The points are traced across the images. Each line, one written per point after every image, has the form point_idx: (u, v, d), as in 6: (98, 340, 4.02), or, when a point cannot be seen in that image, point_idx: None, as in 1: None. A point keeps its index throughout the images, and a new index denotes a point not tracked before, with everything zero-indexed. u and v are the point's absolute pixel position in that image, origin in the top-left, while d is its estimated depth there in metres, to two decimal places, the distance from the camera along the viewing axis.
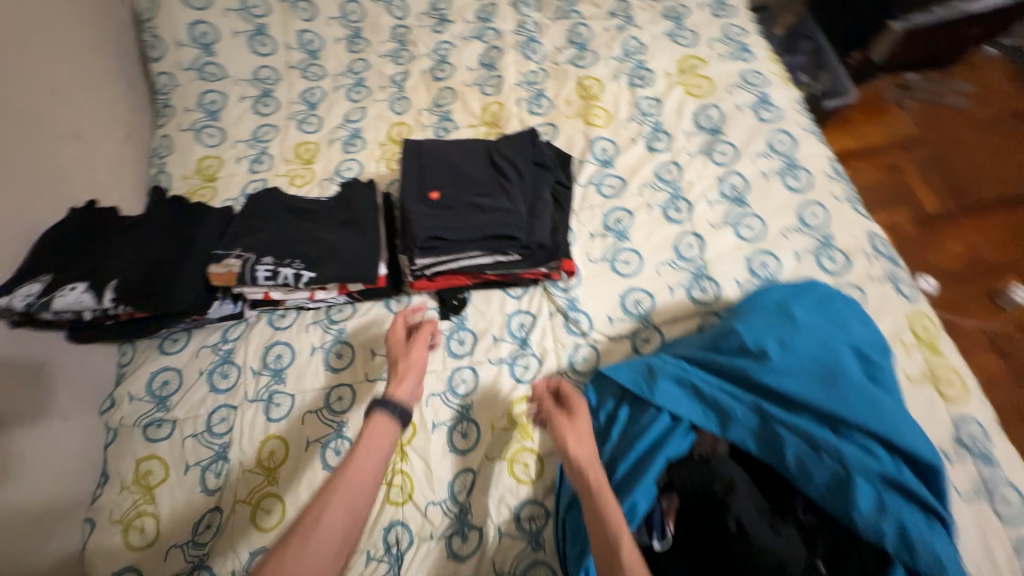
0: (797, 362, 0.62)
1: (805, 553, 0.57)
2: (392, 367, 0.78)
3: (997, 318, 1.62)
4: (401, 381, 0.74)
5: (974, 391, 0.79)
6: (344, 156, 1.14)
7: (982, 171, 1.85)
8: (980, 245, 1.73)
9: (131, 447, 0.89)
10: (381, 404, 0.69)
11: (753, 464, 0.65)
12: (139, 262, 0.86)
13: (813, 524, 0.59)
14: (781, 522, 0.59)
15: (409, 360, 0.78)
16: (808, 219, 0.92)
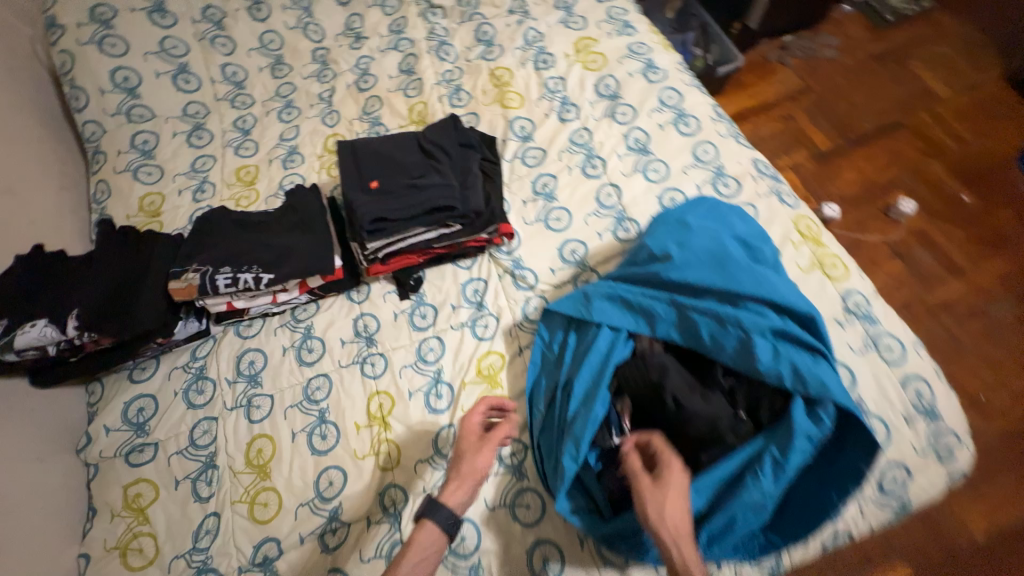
0: (695, 257, 0.75)
1: (729, 407, 0.69)
2: (456, 460, 0.80)
3: (894, 230, 1.86)
4: (457, 486, 0.77)
5: (853, 269, 0.95)
6: (285, 172, 1.20)
7: (859, 107, 2.12)
8: (869, 170, 1.99)
9: (116, 476, 0.90)
10: (429, 513, 0.74)
11: (680, 352, 0.76)
12: (96, 291, 0.89)
13: (733, 385, 0.71)
14: (709, 390, 0.71)
15: (472, 462, 0.79)
16: (702, 156, 1.07)
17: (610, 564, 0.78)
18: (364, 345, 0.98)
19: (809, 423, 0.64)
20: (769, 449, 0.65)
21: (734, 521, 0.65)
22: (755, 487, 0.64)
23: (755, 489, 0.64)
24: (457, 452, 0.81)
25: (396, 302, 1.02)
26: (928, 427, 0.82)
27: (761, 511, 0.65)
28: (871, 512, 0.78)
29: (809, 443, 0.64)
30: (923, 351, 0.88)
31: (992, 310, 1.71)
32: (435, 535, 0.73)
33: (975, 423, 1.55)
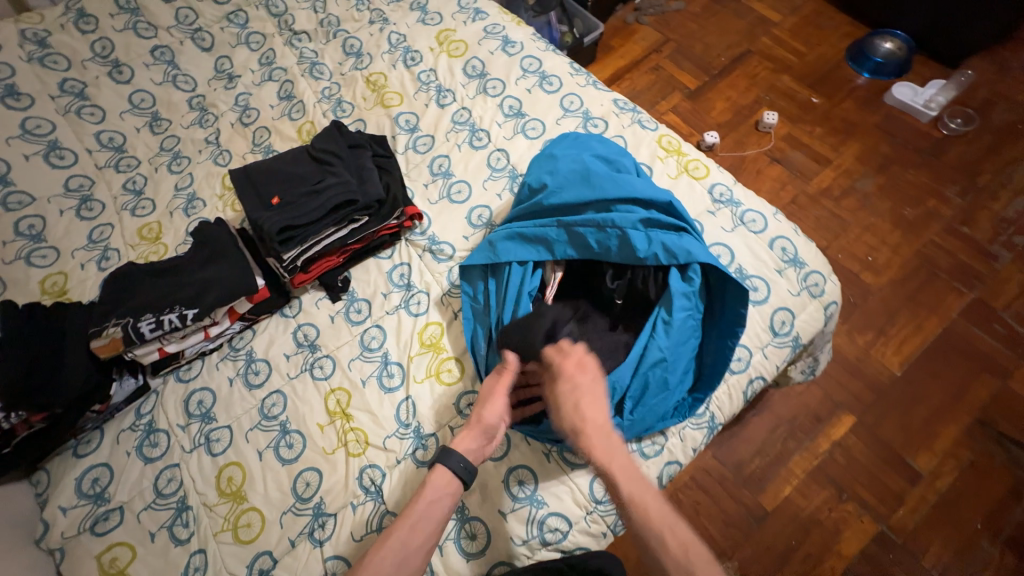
0: (566, 180, 0.89)
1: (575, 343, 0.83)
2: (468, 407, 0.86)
3: (767, 141, 2.11)
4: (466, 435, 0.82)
5: (714, 167, 1.11)
6: (189, 219, 1.21)
7: (713, 45, 2.38)
8: (734, 96, 2.24)
9: (86, 550, 0.89)
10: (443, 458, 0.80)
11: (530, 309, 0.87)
12: (10, 364, 0.85)
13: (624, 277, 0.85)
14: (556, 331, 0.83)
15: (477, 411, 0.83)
16: (569, 106, 1.20)
17: (575, 466, 0.86)
18: (309, 352, 1.02)
19: (684, 285, 0.80)
20: (659, 314, 0.81)
21: (647, 380, 0.80)
22: (652, 344, 0.79)
23: (653, 346, 0.79)
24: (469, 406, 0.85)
25: (330, 306, 1.06)
26: (799, 274, 0.97)
27: (665, 365, 0.80)
28: (773, 354, 0.93)
29: (686, 300, 0.80)
30: (782, 216, 1.04)
31: (858, 185, 1.98)
32: (448, 479, 0.79)
33: (870, 280, 1.80)
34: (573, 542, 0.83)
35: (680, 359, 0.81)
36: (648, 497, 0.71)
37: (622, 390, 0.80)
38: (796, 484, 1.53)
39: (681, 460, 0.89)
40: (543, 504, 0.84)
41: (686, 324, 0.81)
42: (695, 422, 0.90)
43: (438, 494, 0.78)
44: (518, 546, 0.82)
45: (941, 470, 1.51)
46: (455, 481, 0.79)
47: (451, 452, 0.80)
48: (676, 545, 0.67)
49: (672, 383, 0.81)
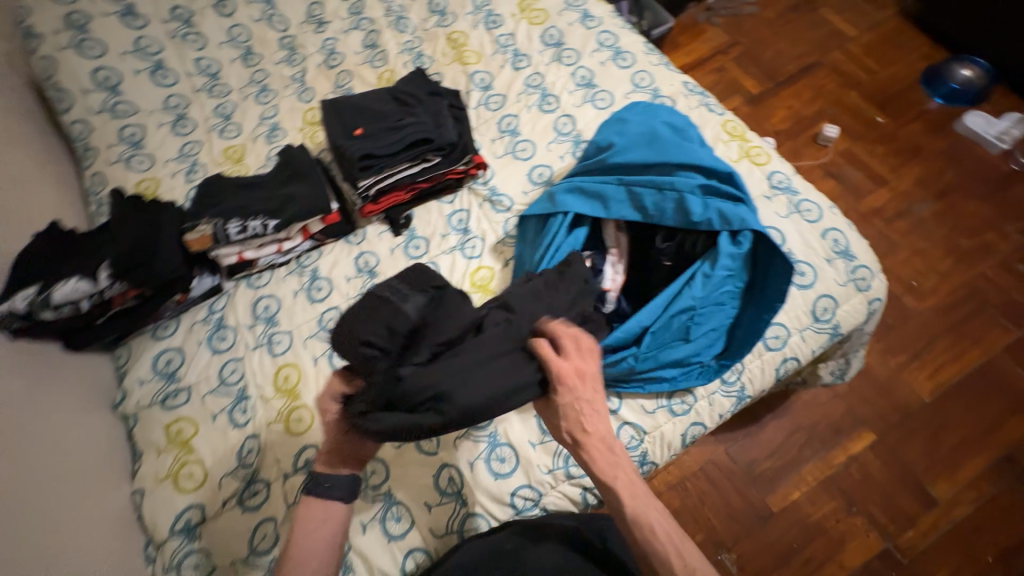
0: (632, 141, 0.93)
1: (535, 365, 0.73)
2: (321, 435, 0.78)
3: (825, 155, 2.08)
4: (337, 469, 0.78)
5: (774, 156, 1.13)
6: (271, 145, 1.31)
7: (783, 53, 2.35)
8: (797, 106, 2.21)
9: (156, 419, 0.99)
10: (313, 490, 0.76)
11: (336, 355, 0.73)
12: (122, 241, 0.97)
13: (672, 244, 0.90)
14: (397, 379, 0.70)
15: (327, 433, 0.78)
16: (639, 82, 1.24)
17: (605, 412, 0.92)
18: (368, 278, 1.10)
19: (732, 248, 0.83)
20: (701, 267, 0.85)
21: (670, 324, 0.86)
22: (687, 292, 0.85)
23: (687, 293, 0.84)
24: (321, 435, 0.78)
25: (391, 239, 1.14)
26: (847, 266, 0.99)
27: (692, 313, 0.85)
28: (811, 337, 0.97)
29: (731, 261, 0.83)
30: (838, 211, 1.06)
31: (914, 209, 1.93)
32: (321, 505, 0.76)
33: (912, 304, 1.77)
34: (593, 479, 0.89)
35: (709, 316, 0.87)
36: (651, 512, 0.72)
37: (644, 324, 0.86)
38: (806, 490, 1.53)
39: (706, 423, 0.93)
40: None
41: (725, 283, 0.85)
42: (726, 390, 0.93)
43: (318, 521, 0.75)
44: (545, 475, 0.89)
45: (960, 499, 1.49)
46: (329, 504, 0.76)
47: (319, 477, 0.77)
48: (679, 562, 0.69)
49: (693, 334, 0.87)
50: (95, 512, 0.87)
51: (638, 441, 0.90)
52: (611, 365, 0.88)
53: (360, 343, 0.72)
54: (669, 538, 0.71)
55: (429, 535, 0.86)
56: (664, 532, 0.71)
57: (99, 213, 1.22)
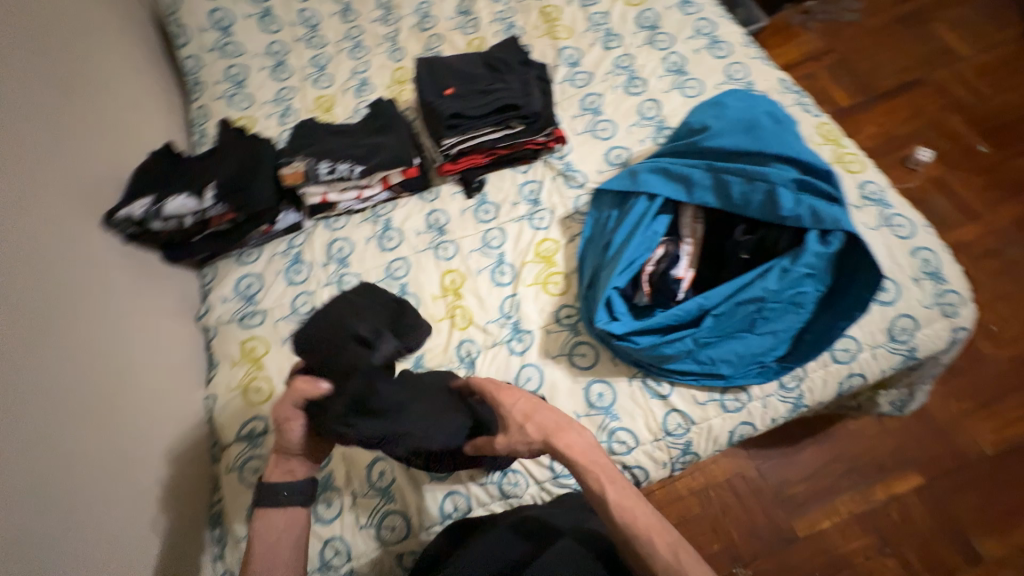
0: (728, 126, 0.91)
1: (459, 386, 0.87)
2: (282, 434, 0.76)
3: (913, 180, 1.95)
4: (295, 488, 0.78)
5: (869, 165, 1.08)
6: (359, 99, 1.36)
7: (883, 67, 2.19)
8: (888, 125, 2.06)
9: (233, 334, 1.06)
10: (272, 500, 0.76)
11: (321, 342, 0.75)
12: (227, 168, 1.06)
13: (750, 237, 0.89)
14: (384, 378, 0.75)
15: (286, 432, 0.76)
16: (733, 74, 1.20)
17: (655, 396, 0.92)
18: (437, 235, 1.13)
19: (819, 247, 0.80)
20: (779, 262, 0.83)
21: (735, 313, 0.84)
22: (759, 283, 0.83)
23: (758, 284, 0.82)
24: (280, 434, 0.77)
25: (463, 200, 1.17)
26: (935, 288, 0.94)
27: (760, 306, 0.83)
28: (882, 356, 0.92)
29: (816, 260, 0.80)
30: (933, 231, 1.00)
31: (1008, 249, 1.78)
32: (280, 513, 0.76)
33: (989, 350, 1.63)
34: (634, 459, 0.89)
35: (780, 314, 0.84)
36: (635, 506, 0.72)
37: (707, 306, 0.85)
38: (837, 521, 1.47)
39: (756, 424, 0.91)
40: (616, 418, 0.91)
41: (803, 281, 0.82)
42: (782, 395, 0.91)
43: (280, 528, 0.75)
44: None
45: (1012, 562, 1.38)
46: (291, 510, 0.77)
47: (275, 486, 0.77)
48: (670, 553, 0.67)
49: (759, 330, 0.85)
50: (173, 408, 0.97)
51: (683, 429, 0.90)
52: (668, 347, 0.86)
53: (350, 334, 0.75)
54: (653, 523, 0.69)
55: (473, 483, 0.89)
56: (644, 526, 0.70)
57: (200, 143, 1.31)
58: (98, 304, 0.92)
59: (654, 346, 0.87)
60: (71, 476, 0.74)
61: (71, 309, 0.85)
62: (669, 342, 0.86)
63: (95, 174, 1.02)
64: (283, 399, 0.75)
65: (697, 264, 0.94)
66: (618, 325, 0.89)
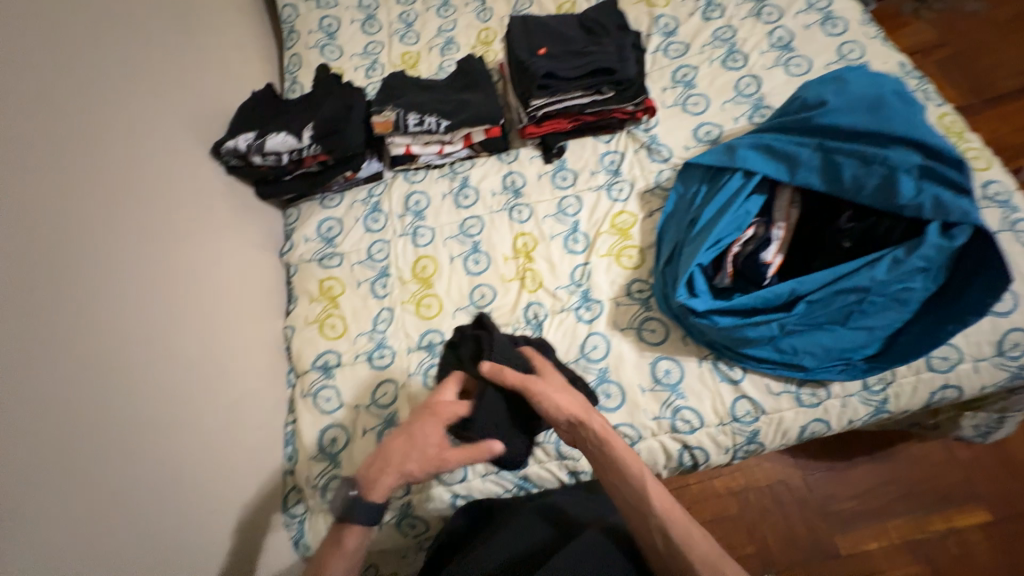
0: (849, 102, 0.86)
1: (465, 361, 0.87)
2: (425, 458, 0.72)
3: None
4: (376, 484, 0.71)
5: (996, 164, 0.97)
6: (443, 58, 1.36)
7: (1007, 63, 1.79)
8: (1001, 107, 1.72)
9: (313, 272, 1.11)
10: (351, 516, 0.69)
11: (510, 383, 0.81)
12: (323, 112, 1.10)
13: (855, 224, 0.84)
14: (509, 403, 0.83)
15: (430, 455, 0.72)
16: (847, 54, 1.10)
17: (725, 380, 0.89)
18: (512, 197, 1.13)
19: (940, 240, 0.75)
20: (889, 252, 0.78)
21: (831, 303, 0.80)
22: (865, 273, 0.78)
23: (865, 273, 0.78)
24: (421, 457, 0.72)
25: (541, 165, 1.15)
26: None
27: (863, 296, 0.79)
28: (986, 371, 0.85)
29: (934, 253, 0.75)
30: None
31: None
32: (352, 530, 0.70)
33: None
34: (697, 440, 0.87)
35: (882, 310, 0.79)
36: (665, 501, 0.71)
37: (802, 291, 0.81)
38: (886, 546, 1.19)
39: (831, 424, 0.86)
40: (682, 396, 0.89)
41: (915, 275, 0.77)
42: (864, 396, 0.85)
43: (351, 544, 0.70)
44: (650, 421, 0.88)
45: None
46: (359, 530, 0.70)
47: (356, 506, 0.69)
48: (708, 550, 0.68)
49: (854, 323, 0.81)
50: (257, 332, 1.03)
51: (752, 418, 0.87)
52: (751, 330, 0.84)
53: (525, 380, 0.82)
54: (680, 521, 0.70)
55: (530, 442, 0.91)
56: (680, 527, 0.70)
57: (292, 89, 1.36)
58: (200, 227, 0.99)
59: (737, 327, 0.84)
60: (179, 379, 0.83)
61: (178, 233, 0.93)
62: (752, 325, 0.83)
63: (204, 108, 1.09)
64: (436, 420, 0.74)
65: (788, 250, 0.89)
66: (700, 302, 0.87)
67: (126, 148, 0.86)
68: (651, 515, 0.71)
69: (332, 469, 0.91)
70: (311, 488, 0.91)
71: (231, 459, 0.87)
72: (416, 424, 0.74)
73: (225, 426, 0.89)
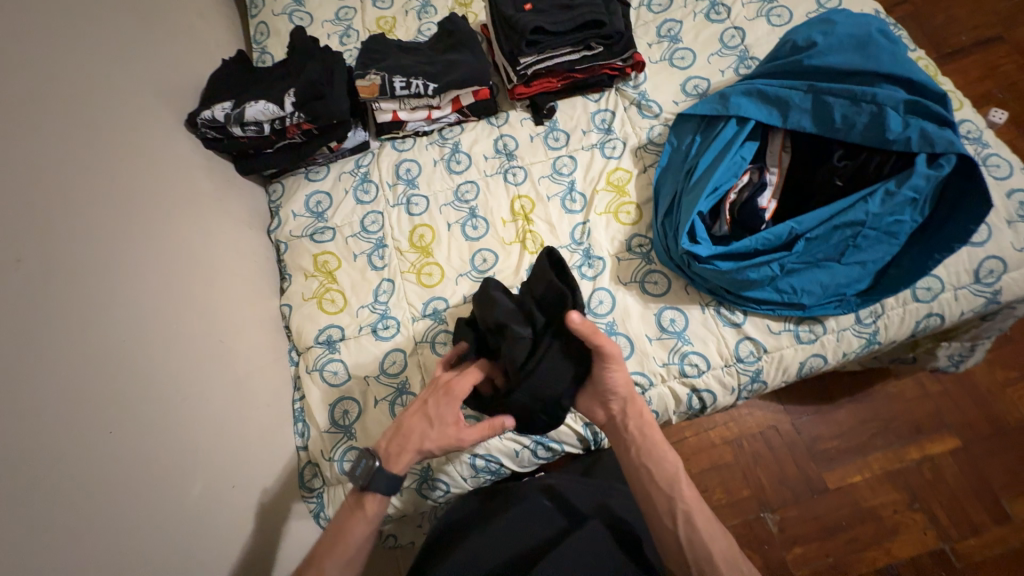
0: (837, 44, 0.88)
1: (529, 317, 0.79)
2: (437, 436, 0.75)
3: (992, 87, 1.54)
4: (398, 459, 0.74)
5: (967, 105, 1.01)
6: (421, 22, 1.30)
7: (977, 8, 1.64)
8: (977, 23, 1.62)
9: (305, 249, 1.07)
10: (369, 487, 0.73)
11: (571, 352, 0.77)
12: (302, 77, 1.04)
13: (846, 163, 0.87)
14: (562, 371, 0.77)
15: (444, 433, 0.75)
16: (826, 2, 1.12)
17: (728, 323, 0.92)
18: (506, 159, 1.10)
19: (929, 170, 0.79)
20: (880, 187, 0.82)
21: (831, 240, 0.84)
22: (859, 208, 0.82)
23: (861, 208, 0.82)
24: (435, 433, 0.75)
25: (532, 127, 1.13)
26: None
27: (858, 231, 0.83)
28: (965, 299, 0.90)
29: (923, 183, 0.79)
30: None
31: None
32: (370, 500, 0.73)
33: None
34: (704, 383, 0.90)
35: (877, 244, 0.83)
36: (688, 492, 0.74)
37: (803, 231, 0.85)
38: (868, 477, 1.23)
39: (828, 358, 0.90)
40: (688, 341, 0.91)
41: (906, 207, 0.81)
42: (857, 329, 0.89)
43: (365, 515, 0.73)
44: (659, 368, 0.90)
45: None
46: (378, 498, 0.74)
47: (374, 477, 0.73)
48: (723, 542, 0.71)
49: (850, 258, 0.85)
50: (254, 311, 1.00)
51: (755, 357, 0.90)
52: (754, 273, 0.86)
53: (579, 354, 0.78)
54: (701, 513, 0.73)
55: None
56: (702, 520, 0.72)
57: (261, 60, 1.28)
58: (186, 202, 0.94)
59: (741, 270, 0.87)
60: (185, 357, 0.80)
61: (163, 207, 0.88)
62: (754, 267, 0.86)
63: (174, 78, 1.02)
64: (448, 398, 0.75)
65: (780, 195, 0.92)
66: (703, 249, 0.88)
67: (98, 115, 0.81)
68: (674, 500, 0.74)
69: (347, 440, 0.91)
70: (327, 462, 0.91)
71: (242, 437, 0.85)
72: (431, 400, 0.77)
73: (234, 404, 0.86)
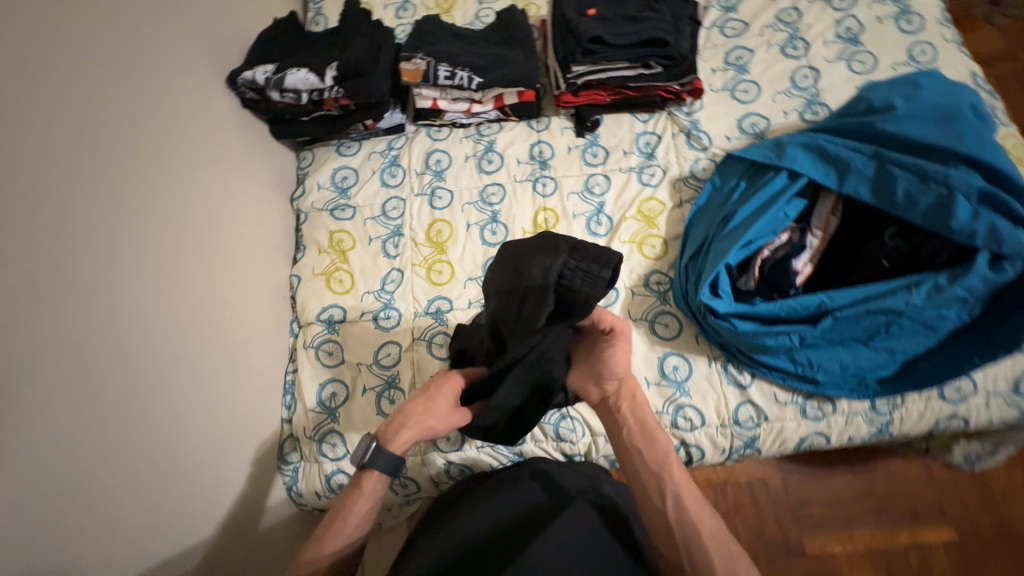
0: (920, 110, 0.81)
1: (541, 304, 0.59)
2: (437, 418, 0.73)
3: None
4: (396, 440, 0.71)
5: None
6: (481, 6, 1.26)
7: None
8: None
9: (323, 223, 1.07)
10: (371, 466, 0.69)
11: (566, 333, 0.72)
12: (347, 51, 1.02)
13: (897, 243, 0.80)
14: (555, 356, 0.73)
15: (442, 416, 0.73)
16: (917, 56, 1.02)
17: (732, 383, 0.88)
18: (538, 167, 1.06)
19: (988, 271, 0.73)
20: (929, 278, 0.76)
21: (863, 321, 0.79)
22: (902, 295, 0.76)
23: (902, 296, 0.76)
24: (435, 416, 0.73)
25: (572, 138, 1.08)
26: None
27: (894, 317, 0.77)
28: (997, 407, 0.83)
29: (979, 283, 0.74)
30: None
31: None
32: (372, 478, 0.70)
33: None
34: (695, 439, 0.86)
35: (909, 334, 0.78)
36: (679, 474, 0.69)
37: (835, 302, 0.79)
38: (850, 551, 1.18)
39: (831, 439, 0.85)
40: (687, 394, 0.87)
41: (952, 303, 0.75)
42: (869, 416, 0.84)
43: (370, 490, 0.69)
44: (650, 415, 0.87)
45: None
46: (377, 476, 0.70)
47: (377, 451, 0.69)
48: (714, 524, 0.65)
49: (878, 344, 0.79)
50: (264, 275, 1.01)
51: (754, 423, 0.86)
52: (771, 338, 0.82)
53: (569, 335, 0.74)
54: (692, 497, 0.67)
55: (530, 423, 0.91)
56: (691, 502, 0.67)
57: (315, 21, 1.27)
58: (216, 159, 0.95)
59: (759, 335, 0.82)
60: (189, 314, 0.82)
61: (193, 161, 0.89)
62: (772, 335, 0.82)
63: (225, 32, 1.02)
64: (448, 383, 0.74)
65: (817, 260, 0.86)
66: (722, 302, 0.84)
67: (143, 64, 0.81)
68: (664, 481, 0.69)
69: (331, 423, 0.92)
70: (308, 439, 0.92)
71: (231, 399, 0.87)
72: (432, 390, 0.73)
73: (229, 366, 0.88)
